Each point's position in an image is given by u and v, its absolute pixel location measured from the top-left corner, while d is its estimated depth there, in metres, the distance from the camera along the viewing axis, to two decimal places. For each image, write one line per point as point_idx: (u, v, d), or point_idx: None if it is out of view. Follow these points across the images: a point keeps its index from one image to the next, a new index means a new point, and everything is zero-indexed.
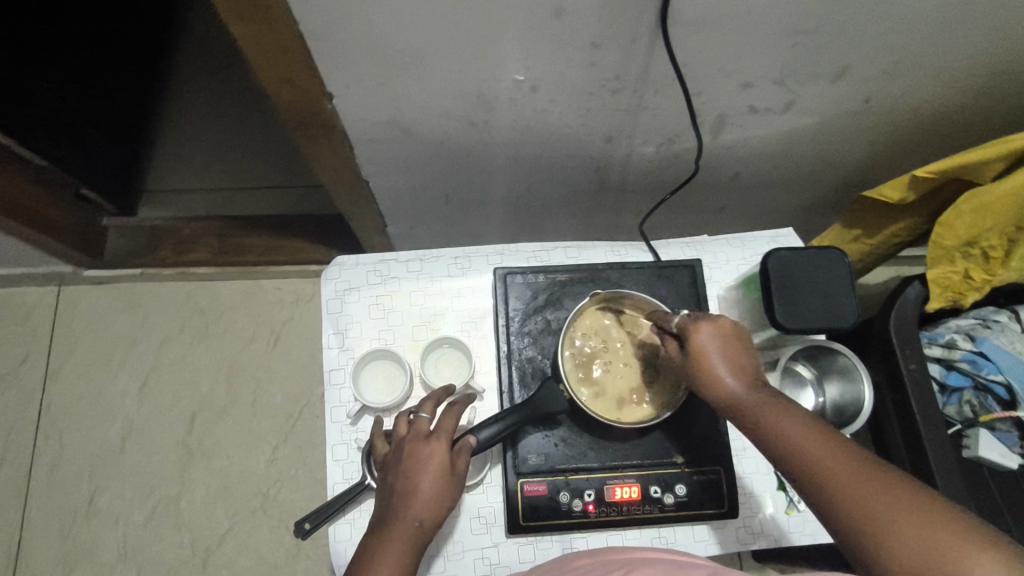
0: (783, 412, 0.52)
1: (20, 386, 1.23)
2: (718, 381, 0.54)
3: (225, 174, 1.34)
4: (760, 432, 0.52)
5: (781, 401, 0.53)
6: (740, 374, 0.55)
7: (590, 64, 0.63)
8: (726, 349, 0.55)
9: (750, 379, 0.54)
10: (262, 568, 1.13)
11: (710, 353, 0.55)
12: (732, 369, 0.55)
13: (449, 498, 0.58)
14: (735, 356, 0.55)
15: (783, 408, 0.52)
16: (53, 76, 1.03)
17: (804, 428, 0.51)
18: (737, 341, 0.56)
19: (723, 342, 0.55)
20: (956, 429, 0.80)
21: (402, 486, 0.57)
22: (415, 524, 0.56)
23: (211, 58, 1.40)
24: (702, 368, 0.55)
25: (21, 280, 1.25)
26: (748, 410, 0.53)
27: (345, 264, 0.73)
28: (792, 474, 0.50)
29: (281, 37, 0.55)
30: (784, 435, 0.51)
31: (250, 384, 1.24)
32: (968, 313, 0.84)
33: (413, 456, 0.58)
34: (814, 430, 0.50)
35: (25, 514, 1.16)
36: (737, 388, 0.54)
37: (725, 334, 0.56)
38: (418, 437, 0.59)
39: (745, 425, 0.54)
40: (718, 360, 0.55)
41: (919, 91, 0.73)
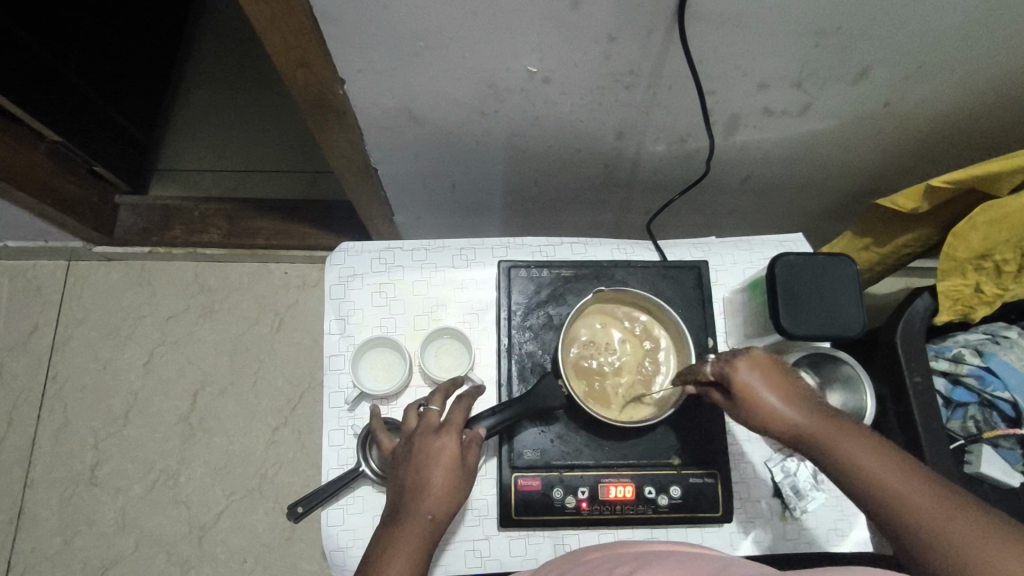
0: (847, 441, 0.51)
1: (27, 357, 1.24)
2: (770, 414, 0.53)
3: (237, 156, 1.35)
4: (824, 457, 0.51)
5: (841, 428, 0.51)
6: (792, 404, 0.53)
7: (605, 57, 0.62)
8: (770, 381, 0.54)
9: (803, 408, 0.53)
10: (257, 549, 1.14)
11: (756, 387, 0.53)
12: (784, 402, 0.53)
13: (461, 491, 0.57)
14: (781, 387, 0.54)
15: (843, 435, 0.51)
16: (71, 51, 1.03)
17: (870, 458, 0.49)
18: (778, 371, 0.54)
19: (765, 375, 0.54)
20: (958, 445, 0.79)
21: (413, 480, 0.56)
22: (428, 518, 0.55)
23: (228, 39, 1.40)
24: (749, 403, 0.54)
25: (32, 252, 1.26)
26: (810, 440, 0.52)
27: (350, 250, 0.72)
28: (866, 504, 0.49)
29: (295, 18, 0.55)
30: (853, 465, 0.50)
31: (252, 366, 1.24)
32: (977, 329, 0.83)
33: (425, 449, 0.57)
34: (882, 459, 0.49)
35: (26, 484, 1.17)
36: (793, 419, 0.52)
37: (764, 367, 0.54)
38: (429, 430, 0.58)
39: (809, 454, 0.52)
40: (767, 393, 0.53)
41: (939, 98, 0.71)
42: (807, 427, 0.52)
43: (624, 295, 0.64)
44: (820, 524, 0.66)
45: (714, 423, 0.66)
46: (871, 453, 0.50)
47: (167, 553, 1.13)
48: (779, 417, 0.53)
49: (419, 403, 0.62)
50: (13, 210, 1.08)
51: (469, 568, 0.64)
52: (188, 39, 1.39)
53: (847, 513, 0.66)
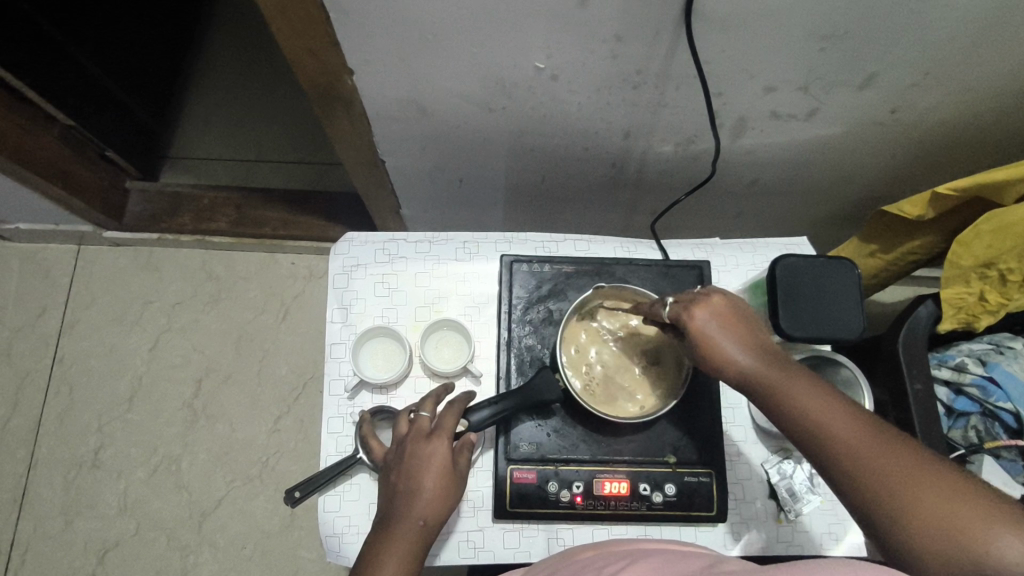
0: (793, 384, 0.51)
1: (36, 338, 1.26)
2: (723, 356, 0.53)
3: (248, 146, 1.36)
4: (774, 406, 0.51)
5: (790, 373, 0.52)
6: (747, 349, 0.53)
7: (612, 55, 0.62)
8: (727, 327, 0.54)
9: (757, 352, 0.53)
10: (255, 536, 1.15)
11: (715, 330, 0.54)
12: (739, 346, 0.53)
13: (452, 496, 0.57)
14: (738, 332, 0.54)
15: (793, 380, 0.51)
16: (86, 37, 1.04)
17: (817, 401, 0.50)
18: (738, 318, 0.55)
19: (724, 319, 0.54)
20: (959, 455, 0.78)
21: (405, 486, 0.56)
22: (419, 524, 0.55)
23: (243, 30, 1.41)
24: (706, 347, 0.54)
25: (43, 236, 1.27)
26: (757, 384, 0.52)
27: (354, 241, 0.73)
28: (804, 446, 0.50)
29: (305, 8, 0.56)
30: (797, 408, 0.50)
31: (256, 354, 1.25)
32: (981, 338, 0.82)
33: (415, 456, 0.57)
34: (825, 404, 0.50)
35: (31, 463, 1.19)
36: (742, 361, 0.53)
37: (722, 313, 0.54)
38: (420, 436, 0.58)
39: (755, 397, 0.52)
40: (723, 337, 0.53)
41: (948, 106, 0.71)
42: (757, 371, 0.52)
43: (625, 292, 0.64)
44: (815, 527, 0.66)
45: (711, 423, 0.66)
46: (816, 398, 0.50)
47: (167, 536, 1.15)
48: (733, 360, 0.53)
49: (411, 409, 0.62)
50: (26, 193, 1.10)
51: (462, 559, 0.64)
52: (203, 29, 1.40)
53: (843, 517, 0.66)
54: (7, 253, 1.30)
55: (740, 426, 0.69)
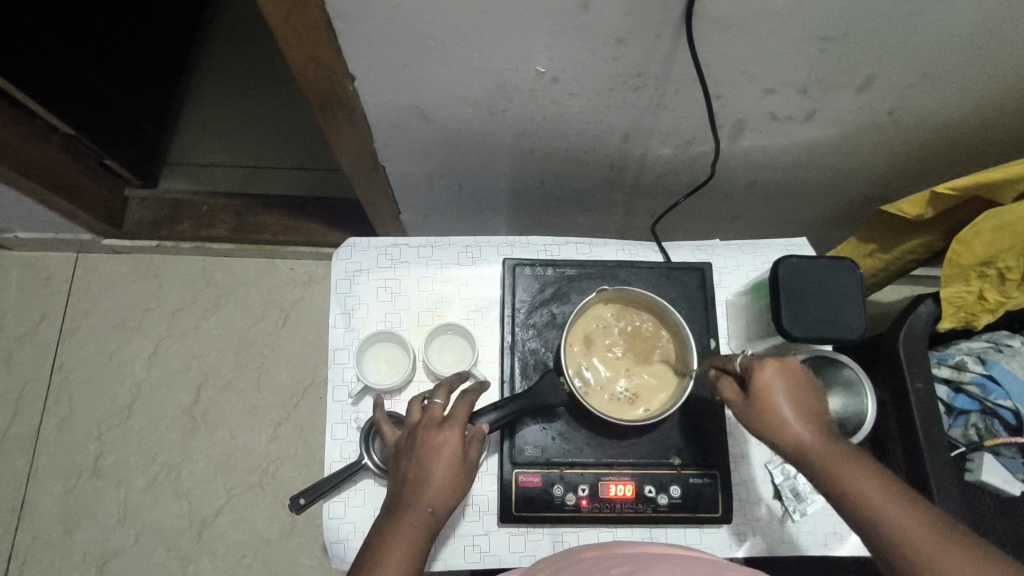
0: (846, 456, 0.51)
1: (34, 346, 1.25)
2: (778, 416, 0.54)
3: (246, 152, 1.36)
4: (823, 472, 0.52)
5: (846, 448, 0.52)
6: (802, 414, 0.54)
7: (613, 59, 0.63)
8: (790, 388, 0.55)
9: (811, 420, 0.54)
10: (256, 544, 1.14)
11: (777, 388, 0.55)
12: (796, 409, 0.54)
13: (460, 485, 0.57)
14: (798, 395, 0.55)
15: (846, 453, 0.52)
16: (86, 45, 1.04)
17: (868, 475, 0.50)
18: (801, 382, 0.56)
19: (789, 381, 0.55)
20: (960, 453, 0.79)
21: (414, 473, 0.56)
22: (427, 511, 0.55)
23: (241, 37, 1.41)
24: (763, 404, 0.54)
25: (41, 243, 1.27)
26: (808, 451, 0.53)
27: (357, 246, 0.73)
28: (851, 518, 0.50)
29: (308, 14, 0.56)
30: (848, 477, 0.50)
31: (256, 360, 1.25)
32: (980, 337, 0.83)
33: (427, 443, 0.57)
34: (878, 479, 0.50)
35: (30, 472, 1.18)
36: (799, 426, 0.53)
37: (789, 376, 0.55)
38: (432, 424, 0.58)
39: (805, 464, 0.53)
40: (781, 398, 0.54)
41: (945, 107, 0.72)
42: (808, 438, 0.53)
43: (627, 294, 0.65)
44: (819, 527, 0.66)
45: (714, 424, 0.66)
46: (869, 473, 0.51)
47: (167, 544, 1.14)
48: (788, 423, 0.54)
49: (423, 397, 0.62)
50: (25, 201, 1.10)
51: (468, 563, 0.64)
52: (201, 36, 1.41)
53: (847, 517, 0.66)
54: (4, 261, 1.29)
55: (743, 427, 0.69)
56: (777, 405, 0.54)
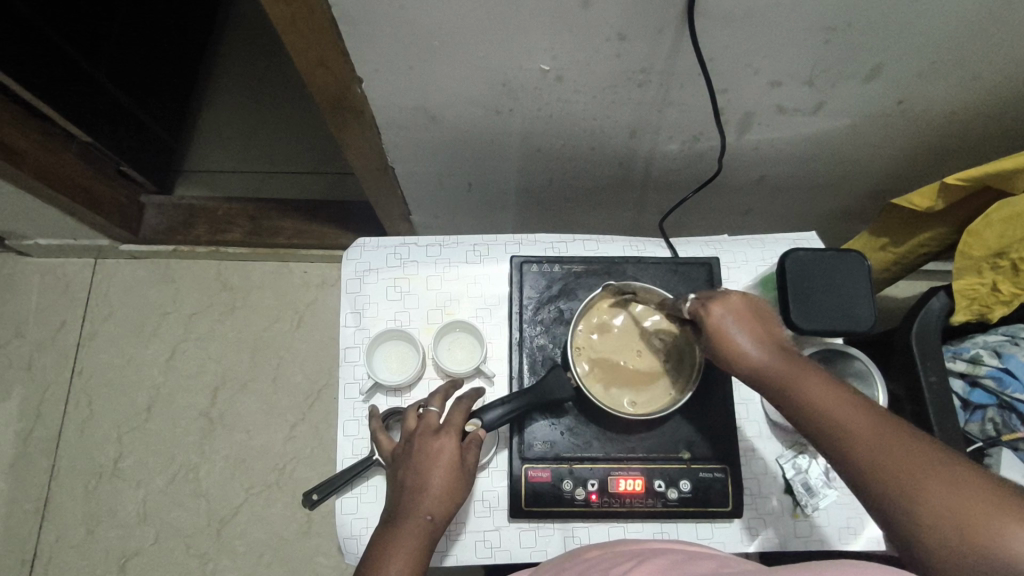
0: (816, 382, 0.51)
1: (56, 351, 1.28)
2: (736, 353, 0.54)
3: (260, 157, 1.38)
4: (786, 397, 0.52)
5: (810, 369, 0.52)
6: (764, 346, 0.54)
7: (617, 56, 0.63)
8: (743, 322, 0.55)
9: (771, 350, 0.54)
10: (273, 542, 1.16)
11: (730, 329, 0.55)
12: (751, 343, 0.54)
13: (459, 491, 0.58)
14: (756, 329, 0.55)
15: (813, 376, 0.52)
16: (102, 51, 1.07)
17: (834, 396, 0.50)
18: (753, 314, 0.56)
19: (740, 316, 0.55)
20: (977, 448, 0.78)
21: (413, 481, 0.57)
22: (427, 519, 0.56)
23: (252, 45, 1.44)
24: (721, 344, 0.55)
25: (62, 250, 1.30)
26: (772, 380, 0.53)
27: (365, 246, 0.74)
28: (818, 440, 0.50)
29: (314, 18, 0.57)
30: (819, 402, 0.50)
31: (272, 362, 1.27)
32: (996, 330, 0.82)
33: (424, 451, 0.58)
34: (852, 403, 0.50)
35: (54, 472, 1.21)
36: (759, 359, 0.53)
37: (739, 309, 0.56)
38: (429, 431, 0.59)
39: (777, 396, 0.52)
40: (736, 335, 0.54)
41: (953, 97, 0.71)
42: (771, 365, 0.53)
43: (635, 289, 0.65)
44: (832, 521, 0.65)
45: (725, 419, 0.66)
46: (847, 400, 0.50)
47: (186, 545, 1.16)
48: (749, 357, 0.54)
49: (419, 405, 0.63)
50: (43, 207, 1.12)
51: (480, 558, 0.65)
52: (213, 44, 1.43)
53: (860, 511, 0.66)
54: (27, 268, 1.32)
55: (754, 422, 0.69)
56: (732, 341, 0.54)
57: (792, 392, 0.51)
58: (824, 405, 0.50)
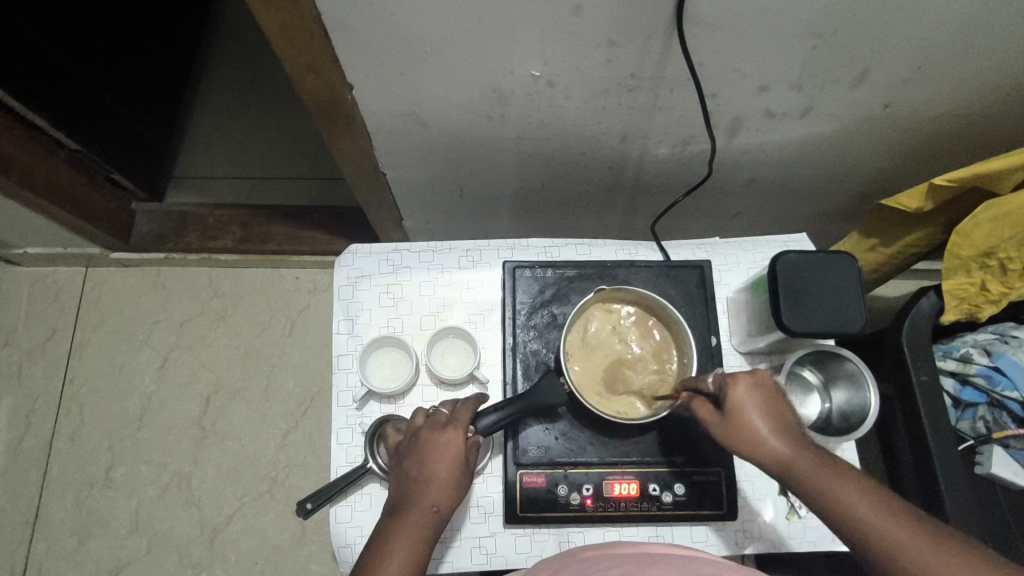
0: (837, 474, 0.53)
1: (46, 360, 1.27)
2: (759, 441, 0.54)
3: (251, 163, 1.37)
4: (809, 490, 0.53)
5: (828, 459, 0.54)
6: (783, 434, 0.55)
7: (608, 61, 0.63)
8: (765, 405, 0.55)
9: (790, 437, 0.55)
10: (266, 551, 1.15)
11: (753, 413, 0.55)
12: (770, 428, 0.55)
13: (463, 485, 0.59)
14: (774, 412, 0.55)
15: (837, 471, 0.53)
16: (92, 59, 1.06)
17: (855, 488, 0.52)
18: (773, 396, 0.56)
19: (763, 398, 0.56)
20: (968, 446, 0.78)
21: (418, 473, 0.58)
22: (431, 510, 0.57)
23: (242, 51, 1.43)
24: (740, 425, 0.55)
25: (50, 258, 1.29)
26: (798, 471, 0.53)
27: (358, 252, 0.74)
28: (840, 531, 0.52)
29: (305, 26, 0.57)
30: (848, 500, 0.51)
31: (264, 369, 1.26)
32: (986, 329, 0.82)
33: (430, 444, 0.59)
34: (872, 494, 0.52)
35: (44, 483, 1.19)
36: (782, 449, 0.54)
37: (761, 390, 0.56)
38: (436, 426, 0.60)
39: (803, 490, 0.53)
40: (755, 419, 0.55)
41: (941, 100, 0.72)
42: (790, 454, 0.54)
43: (626, 294, 0.65)
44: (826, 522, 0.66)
45: None
46: (866, 493, 0.52)
47: (178, 554, 1.15)
48: (767, 443, 0.54)
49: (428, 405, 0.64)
50: (32, 216, 1.11)
51: (476, 565, 0.65)
52: (202, 49, 1.42)
53: None
54: (14, 277, 1.31)
55: None
56: (752, 426, 0.55)
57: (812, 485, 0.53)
58: (851, 502, 0.51)
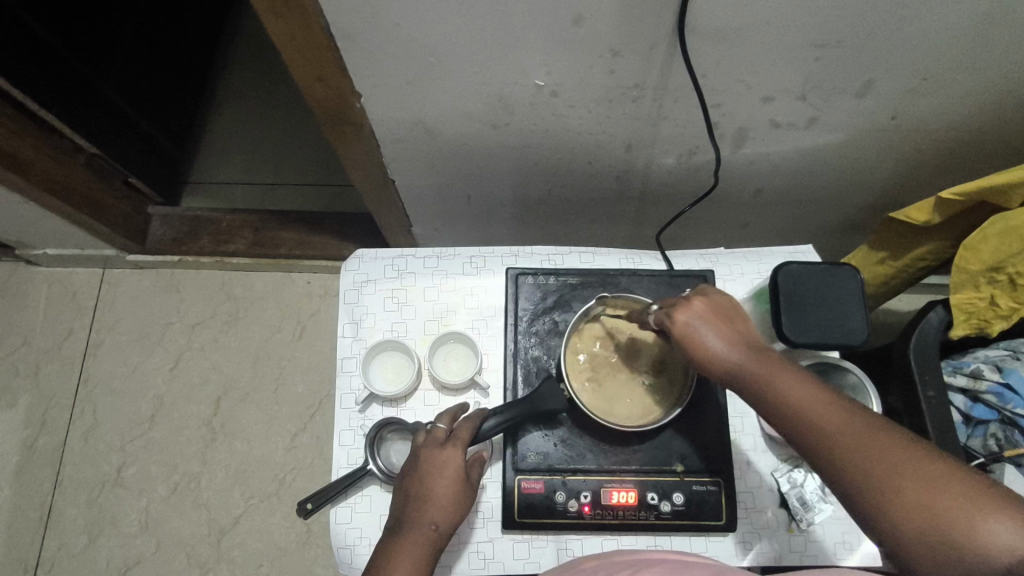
0: (784, 375, 0.49)
1: (63, 360, 1.30)
2: (709, 352, 0.53)
3: (266, 169, 1.40)
4: (757, 395, 0.50)
5: (778, 361, 0.51)
6: (731, 343, 0.53)
7: (611, 72, 0.64)
8: (713, 322, 0.54)
9: (740, 347, 0.53)
10: (272, 553, 1.16)
11: (697, 327, 0.54)
12: (718, 337, 0.53)
13: (463, 501, 0.60)
14: (723, 327, 0.54)
15: (789, 373, 0.49)
16: (110, 67, 1.09)
17: (803, 387, 0.49)
18: (724, 314, 0.55)
19: (710, 316, 0.55)
20: (980, 463, 0.77)
21: (418, 491, 0.58)
22: (432, 528, 0.57)
23: (258, 60, 1.46)
24: (688, 341, 0.54)
25: (70, 260, 1.32)
26: (745, 375, 0.51)
27: (364, 257, 0.75)
28: (789, 436, 0.48)
29: (312, 35, 0.58)
30: (791, 397, 0.48)
31: (274, 372, 1.28)
32: (998, 345, 0.81)
33: (430, 462, 0.59)
34: (821, 395, 0.48)
35: (58, 481, 1.22)
36: (733, 358, 0.52)
37: (704, 309, 0.55)
38: (435, 443, 0.61)
39: (750, 396, 0.51)
40: (702, 331, 0.54)
41: (947, 112, 0.72)
42: (739, 361, 0.52)
43: (631, 301, 0.65)
44: (827, 536, 0.65)
45: (719, 434, 0.66)
46: (818, 395, 0.48)
47: (186, 554, 1.16)
48: (716, 354, 0.53)
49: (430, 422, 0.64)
50: (53, 218, 1.14)
51: (473, 570, 0.65)
52: (220, 58, 1.46)
53: (856, 527, 0.65)
54: (35, 278, 1.34)
55: (749, 436, 0.69)
56: (699, 338, 0.54)
57: (759, 386, 0.50)
58: (794, 399, 0.48)
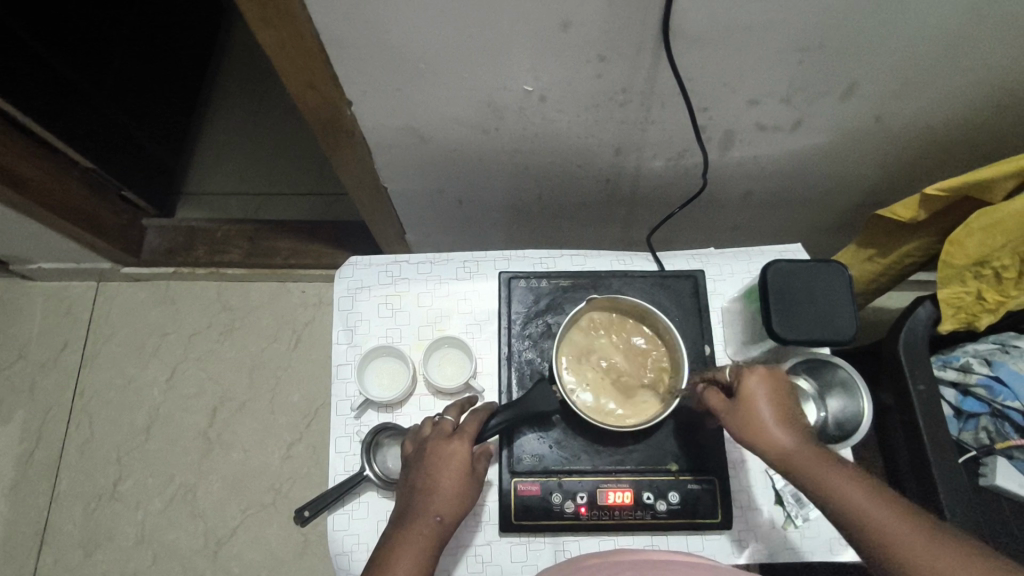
0: (839, 470, 0.52)
1: (57, 373, 1.29)
2: (767, 434, 0.55)
3: (259, 179, 1.41)
4: (813, 485, 0.52)
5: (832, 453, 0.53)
6: (788, 428, 0.55)
7: (599, 77, 0.65)
8: (772, 403, 0.56)
9: (797, 433, 0.55)
10: (270, 563, 1.16)
11: (758, 406, 0.56)
12: (775, 419, 0.55)
13: (468, 495, 0.60)
14: (780, 409, 0.56)
15: (839, 467, 0.52)
16: (105, 82, 1.10)
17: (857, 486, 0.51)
18: (781, 395, 0.57)
19: (769, 395, 0.56)
20: (971, 457, 0.78)
21: (423, 483, 0.59)
22: (436, 520, 0.57)
23: (250, 70, 1.47)
24: (747, 419, 0.56)
25: (64, 273, 1.32)
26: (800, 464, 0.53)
27: (357, 264, 0.76)
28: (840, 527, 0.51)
29: (304, 45, 0.59)
30: (847, 494, 0.51)
31: (269, 382, 1.28)
32: (987, 339, 0.82)
33: (436, 454, 0.60)
34: (874, 494, 0.51)
35: (54, 495, 1.21)
36: (789, 443, 0.54)
37: (764, 388, 0.57)
38: (442, 436, 0.61)
39: (803, 484, 0.53)
40: (761, 411, 0.55)
41: (930, 111, 0.73)
42: (795, 449, 0.54)
43: (625, 304, 0.66)
44: (823, 532, 0.65)
45: (713, 433, 0.67)
46: (871, 493, 0.51)
47: (184, 566, 1.16)
48: (774, 438, 0.54)
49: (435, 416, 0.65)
50: (46, 232, 1.15)
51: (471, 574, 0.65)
52: (212, 69, 1.46)
53: None
54: (28, 292, 1.34)
55: None
56: (757, 419, 0.55)
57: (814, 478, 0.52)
58: (850, 496, 0.51)
